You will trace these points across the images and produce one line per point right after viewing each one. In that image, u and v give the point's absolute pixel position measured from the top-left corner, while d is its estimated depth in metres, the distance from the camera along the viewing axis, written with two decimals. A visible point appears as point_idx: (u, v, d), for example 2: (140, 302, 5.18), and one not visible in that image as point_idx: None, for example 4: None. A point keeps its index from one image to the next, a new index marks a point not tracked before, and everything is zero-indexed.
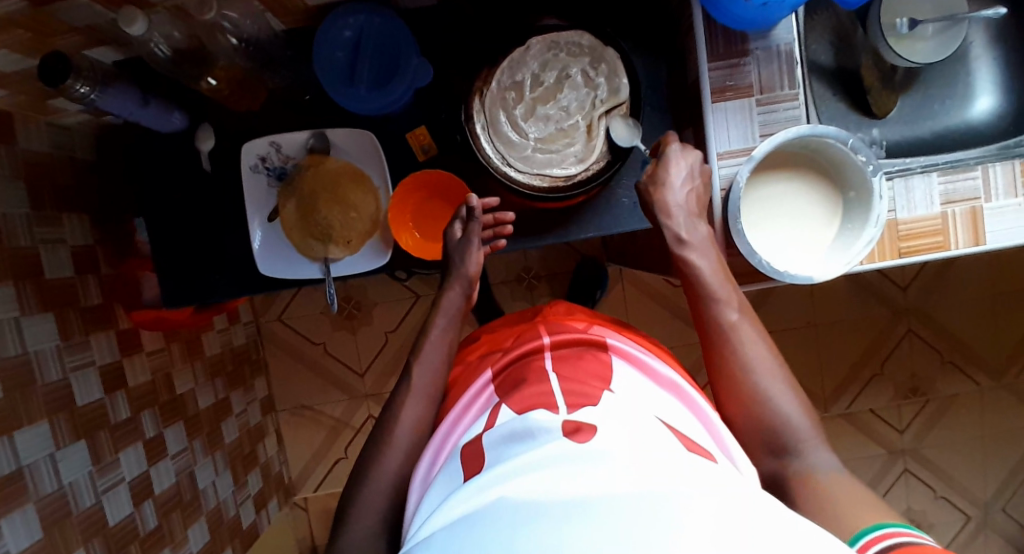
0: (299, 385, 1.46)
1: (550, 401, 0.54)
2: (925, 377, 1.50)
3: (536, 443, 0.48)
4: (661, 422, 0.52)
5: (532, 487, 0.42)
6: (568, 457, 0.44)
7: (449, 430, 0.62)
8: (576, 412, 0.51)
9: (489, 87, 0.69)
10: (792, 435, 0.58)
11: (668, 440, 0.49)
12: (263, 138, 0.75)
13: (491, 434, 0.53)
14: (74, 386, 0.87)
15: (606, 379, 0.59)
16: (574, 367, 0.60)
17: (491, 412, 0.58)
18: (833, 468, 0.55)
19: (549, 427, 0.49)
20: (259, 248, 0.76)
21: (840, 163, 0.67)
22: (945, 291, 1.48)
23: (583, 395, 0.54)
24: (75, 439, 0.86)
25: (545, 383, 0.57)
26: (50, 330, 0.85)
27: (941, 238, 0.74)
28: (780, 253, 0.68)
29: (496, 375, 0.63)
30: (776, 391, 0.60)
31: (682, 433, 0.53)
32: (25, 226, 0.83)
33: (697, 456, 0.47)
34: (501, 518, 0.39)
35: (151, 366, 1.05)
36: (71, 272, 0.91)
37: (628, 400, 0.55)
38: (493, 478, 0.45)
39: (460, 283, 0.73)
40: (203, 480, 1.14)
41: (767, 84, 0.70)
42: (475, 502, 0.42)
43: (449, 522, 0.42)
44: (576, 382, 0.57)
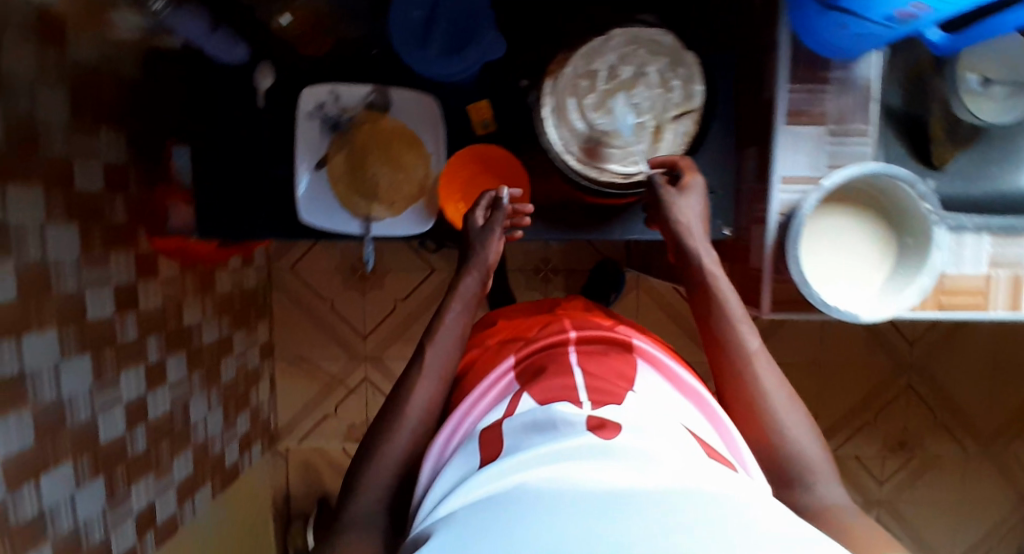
0: (299, 336, 1.46)
1: (573, 394, 0.53)
2: (915, 433, 1.51)
3: (558, 434, 0.48)
4: (687, 430, 0.52)
5: (557, 479, 0.42)
6: (593, 451, 0.44)
7: (466, 411, 0.60)
8: (600, 408, 0.51)
9: (563, 71, 0.67)
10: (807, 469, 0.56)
11: (690, 445, 0.48)
12: (324, 85, 0.74)
13: (512, 421, 0.52)
14: (87, 300, 0.86)
15: (628, 379, 0.58)
16: (599, 363, 0.60)
17: (511, 399, 0.57)
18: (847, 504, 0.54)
19: (572, 420, 0.49)
20: (303, 194, 0.75)
21: (904, 207, 0.67)
22: (951, 353, 1.49)
23: (611, 394, 0.54)
24: (81, 352, 0.84)
25: (571, 377, 0.57)
26: (73, 240, 0.84)
27: (981, 299, 0.74)
28: (830, 287, 0.67)
29: (520, 361, 0.63)
30: (792, 419, 0.58)
31: (706, 442, 0.52)
32: (61, 132, 0.82)
33: (718, 465, 0.47)
34: (525, 506, 0.39)
35: (163, 293, 1.04)
36: (101, 186, 0.90)
37: (652, 402, 0.55)
38: (515, 465, 0.45)
39: (476, 271, 0.71)
40: (195, 414, 1.13)
41: (841, 116, 0.69)
42: (497, 487, 0.43)
43: (470, 503, 0.42)
44: (602, 379, 0.56)
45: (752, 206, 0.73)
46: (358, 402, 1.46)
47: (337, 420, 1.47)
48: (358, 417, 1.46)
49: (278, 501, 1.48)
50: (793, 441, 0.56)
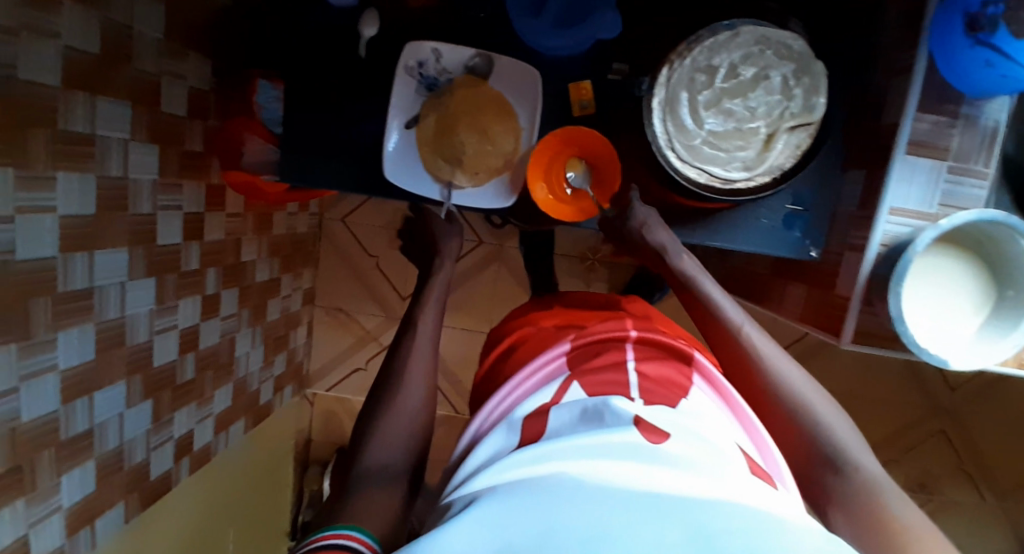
0: (340, 287, 1.47)
1: (625, 392, 0.55)
2: (939, 478, 1.48)
3: (604, 428, 0.49)
4: (740, 449, 0.51)
5: (591, 471, 0.44)
6: (638, 451, 0.46)
7: (507, 393, 0.61)
8: (650, 406, 0.53)
9: (682, 62, 0.65)
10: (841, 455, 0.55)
11: (737, 458, 0.49)
12: (427, 44, 0.72)
13: (558, 408, 0.54)
14: (158, 224, 0.87)
15: (683, 387, 0.57)
16: (655, 367, 0.59)
17: (561, 385, 0.58)
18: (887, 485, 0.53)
19: (618, 414, 0.51)
20: (392, 151, 0.73)
21: (1006, 258, 0.64)
22: (991, 405, 1.45)
23: (662, 397, 0.55)
24: (146, 275, 0.85)
25: (624, 374, 0.57)
26: (152, 163, 0.84)
27: None
28: (919, 327, 0.64)
29: (574, 348, 0.63)
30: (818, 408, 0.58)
31: (754, 460, 0.52)
32: (153, 52, 0.81)
33: (761, 482, 0.47)
34: (560, 490, 0.42)
35: (226, 228, 1.05)
36: (183, 112, 0.89)
37: (706, 413, 0.54)
38: (558, 449, 0.48)
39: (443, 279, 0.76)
40: (239, 349, 1.15)
41: (963, 153, 0.65)
42: (537, 470, 0.46)
43: (512, 480, 0.45)
44: (658, 384, 0.57)
45: (848, 232, 0.70)
46: None
47: (365, 374, 1.49)
48: None
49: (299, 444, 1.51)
50: (827, 433, 0.57)
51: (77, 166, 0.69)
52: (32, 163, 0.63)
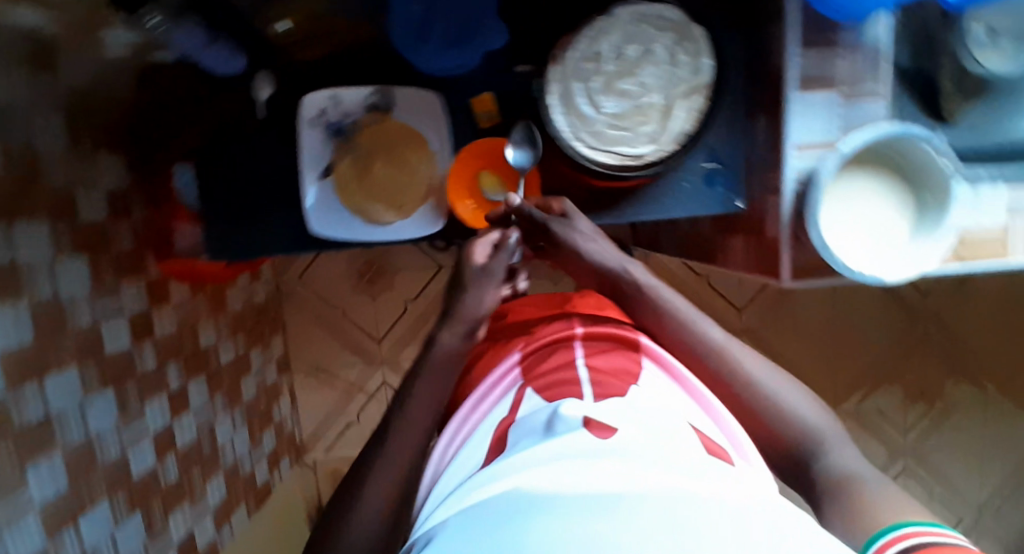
0: (313, 346, 1.45)
1: (574, 390, 0.58)
2: (935, 384, 1.52)
3: (553, 433, 0.51)
4: (691, 426, 0.56)
5: (556, 480, 0.44)
6: (584, 450, 0.47)
7: (471, 412, 0.65)
8: (602, 401, 0.56)
9: (567, 55, 0.66)
10: (810, 437, 0.66)
11: (687, 437, 0.52)
12: (323, 90, 0.72)
13: (518, 422, 0.57)
14: (104, 333, 0.86)
15: (633, 374, 0.62)
16: (605, 360, 0.64)
17: (517, 390, 0.63)
18: (852, 459, 0.63)
19: (565, 418, 0.52)
20: (311, 205, 0.73)
21: (923, 166, 0.66)
22: (963, 301, 1.49)
23: (612, 388, 0.58)
24: (103, 386, 0.84)
25: (574, 372, 0.61)
26: (83, 274, 0.82)
27: (1002, 249, 0.73)
28: (857, 248, 0.66)
29: (527, 354, 0.68)
30: (786, 393, 0.69)
31: (708, 437, 0.56)
32: (60, 162, 0.79)
33: (717, 460, 0.50)
34: (521, 505, 0.42)
35: (178, 318, 1.04)
36: (103, 215, 0.87)
37: (655, 394, 0.59)
38: (509, 466, 0.49)
39: (460, 323, 0.71)
40: (222, 436, 1.13)
41: (852, 79, 0.68)
42: (489, 492, 0.46)
43: (465, 508, 0.45)
44: (607, 375, 0.61)
45: (768, 175, 0.73)
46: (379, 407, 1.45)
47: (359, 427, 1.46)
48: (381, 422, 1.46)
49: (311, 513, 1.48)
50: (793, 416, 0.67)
51: (5, 298, 0.68)
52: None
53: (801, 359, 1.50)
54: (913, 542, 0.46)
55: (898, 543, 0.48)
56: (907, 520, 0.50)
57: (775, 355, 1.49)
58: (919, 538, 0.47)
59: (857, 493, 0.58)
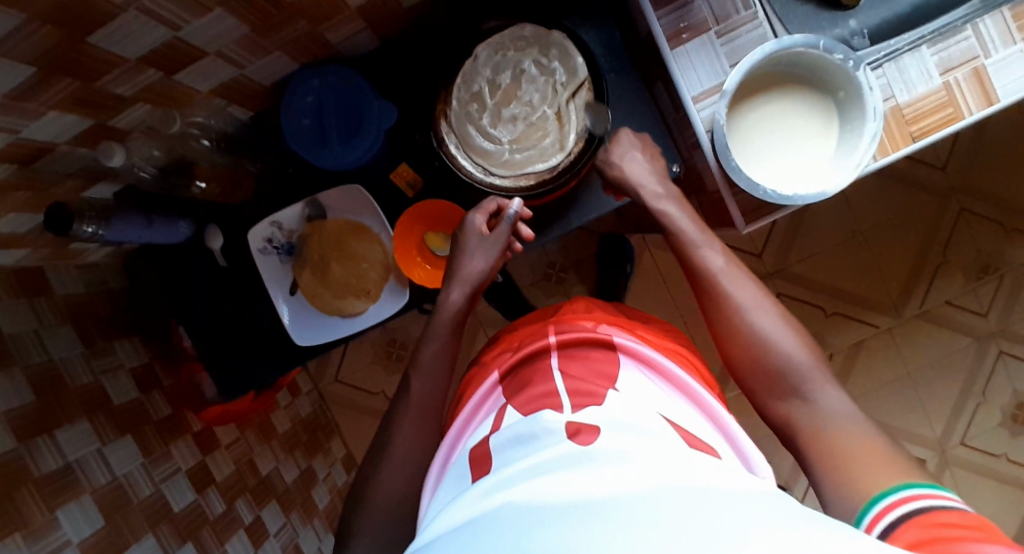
0: (370, 437, 1.49)
1: (554, 401, 0.49)
2: (994, 251, 1.28)
3: (539, 447, 0.43)
4: (665, 419, 0.47)
5: (543, 489, 0.36)
6: (573, 459, 0.39)
7: (458, 433, 0.57)
8: (581, 410, 0.47)
9: (451, 107, 0.72)
10: (797, 377, 0.56)
11: (671, 437, 0.43)
12: (264, 221, 0.77)
13: (499, 435, 0.49)
14: (168, 494, 0.89)
15: (610, 376, 0.53)
16: (583, 365, 0.55)
17: (496, 414, 0.54)
18: (843, 411, 0.53)
19: (552, 428, 0.44)
20: (289, 321, 0.79)
21: (821, 66, 0.66)
22: None
23: (591, 394, 0.50)
24: (182, 542, 0.87)
25: (551, 383, 0.52)
26: (132, 450, 0.87)
27: (953, 109, 0.70)
28: (787, 178, 0.68)
29: (503, 377, 0.59)
30: (770, 324, 0.58)
31: (684, 428, 0.48)
32: (82, 363, 0.86)
33: (703, 454, 0.41)
34: (501, 522, 0.34)
35: (232, 457, 1.08)
36: (136, 391, 0.94)
37: (638, 396, 0.50)
38: (499, 482, 0.40)
39: (462, 285, 0.68)
40: (309, 548, 1.16)
41: (721, 14, 0.68)
42: (477, 509, 0.38)
43: (454, 525, 0.38)
44: (582, 380, 0.52)
45: (686, 132, 0.73)
46: None
47: None
48: None
49: None
50: (784, 359, 0.56)
51: (68, 497, 0.73)
52: (30, 519, 0.68)
53: (841, 281, 1.30)
54: (910, 509, 0.42)
55: (889, 515, 0.44)
56: (910, 482, 0.45)
57: (813, 284, 1.30)
58: (917, 504, 0.43)
59: (829, 433, 0.52)
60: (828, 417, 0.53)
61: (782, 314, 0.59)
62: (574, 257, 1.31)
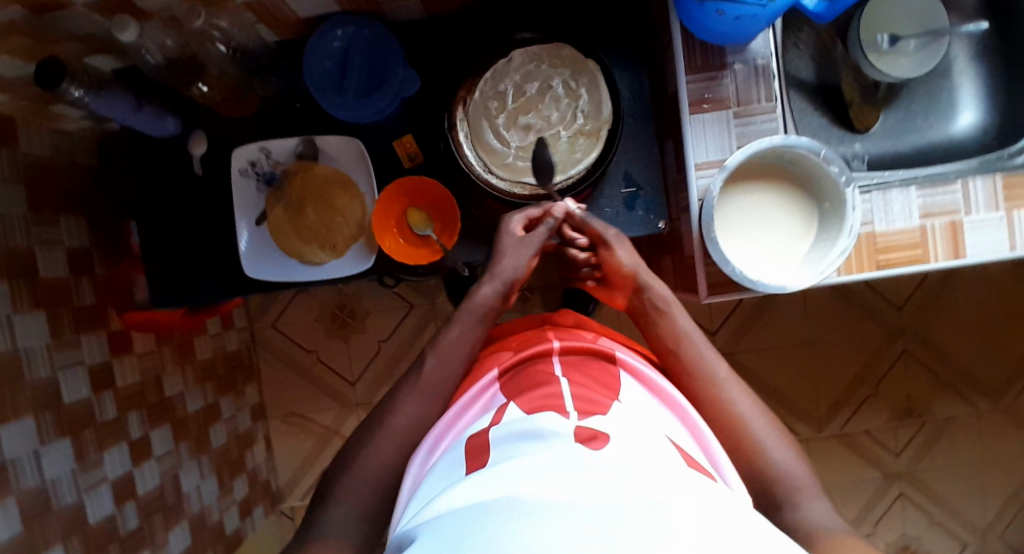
0: (290, 392, 1.45)
1: (558, 403, 0.50)
2: (922, 399, 1.35)
3: (544, 444, 0.44)
4: (670, 441, 0.48)
5: (547, 487, 0.38)
6: (577, 462, 0.41)
7: (461, 412, 0.59)
8: (588, 419, 0.48)
9: (472, 97, 0.73)
10: (790, 490, 0.56)
11: (672, 455, 0.45)
12: (253, 144, 0.76)
13: (499, 428, 0.49)
14: (61, 385, 0.85)
15: (613, 388, 0.55)
16: (585, 374, 0.57)
17: (498, 409, 0.54)
18: (829, 522, 0.52)
19: (560, 430, 0.46)
20: (245, 249, 0.77)
21: (815, 172, 0.69)
22: (946, 310, 1.34)
23: (595, 403, 0.51)
24: (59, 436, 0.82)
25: (556, 387, 0.54)
26: (40, 327, 0.83)
27: (921, 251, 0.74)
28: (771, 260, 0.71)
29: (504, 371, 0.60)
30: (787, 457, 0.58)
31: (685, 451, 0.49)
32: (21, 225, 0.82)
33: (699, 474, 0.43)
34: (503, 512, 0.36)
35: (140, 368, 1.04)
36: (66, 272, 0.90)
37: (639, 412, 0.52)
38: (496, 475, 0.41)
39: (495, 281, 0.70)
40: (188, 484, 1.12)
41: (744, 97, 0.71)
42: (482, 496, 0.39)
43: (455, 508, 0.39)
44: (586, 388, 0.54)
45: (680, 194, 0.76)
46: None
47: None
48: None
49: None
50: (786, 479, 0.56)
51: None
52: None
53: (778, 382, 1.35)
54: None
55: None
56: None
57: (752, 376, 1.35)
58: None
59: (824, 532, 0.51)
60: (820, 524, 0.52)
61: (796, 451, 0.59)
62: (543, 280, 1.32)
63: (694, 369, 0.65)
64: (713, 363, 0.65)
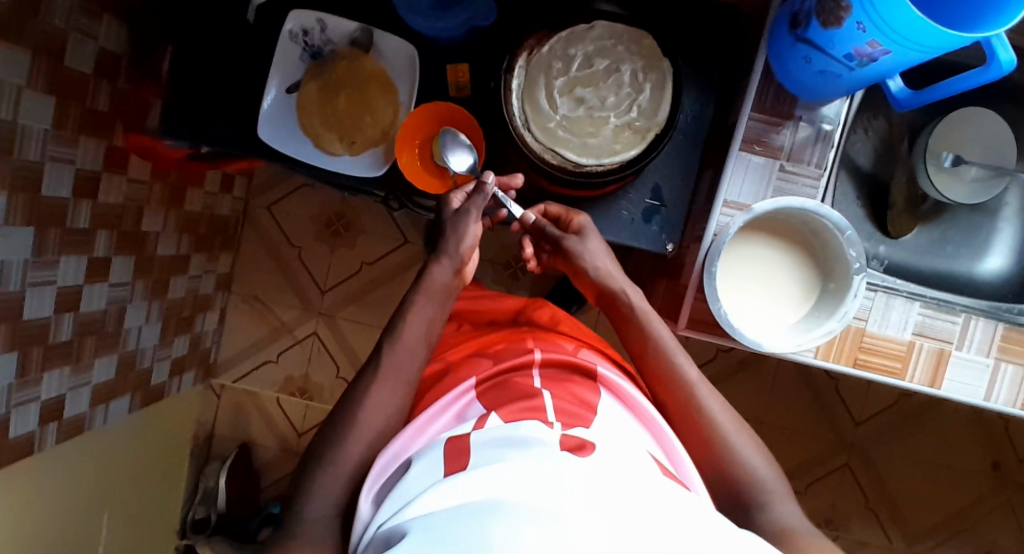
0: (260, 277, 1.44)
1: (540, 413, 0.51)
2: (846, 514, 1.35)
3: (530, 449, 0.45)
4: (652, 458, 0.50)
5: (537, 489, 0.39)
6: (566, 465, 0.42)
7: (435, 414, 0.58)
8: (570, 428, 0.49)
9: (541, 49, 0.71)
10: (761, 491, 0.57)
11: (650, 467, 0.47)
12: (313, 13, 0.75)
13: (479, 434, 0.50)
14: (45, 174, 0.82)
15: (591, 404, 0.56)
16: (564, 389, 0.58)
17: (478, 418, 0.54)
18: (798, 524, 0.53)
19: (544, 437, 0.47)
20: (266, 109, 0.75)
21: (831, 248, 0.68)
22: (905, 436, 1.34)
23: (577, 416, 0.52)
24: (25, 223, 0.80)
25: (539, 397, 0.55)
26: (47, 112, 0.79)
27: (900, 364, 0.73)
28: (761, 315, 0.70)
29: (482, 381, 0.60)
30: (758, 462, 0.59)
31: (665, 469, 0.52)
32: (66, 7, 0.79)
33: (672, 482, 0.45)
34: (494, 511, 0.36)
35: (126, 193, 1.02)
36: (91, 70, 0.86)
37: (615, 428, 0.53)
38: (483, 474, 0.42)
39: (448, 259, 0.71)
40: (132, 322, 1.11)
41: (797, 155, 0.70)
42: (471, 497, 0.39)
43: (444, 507, 0.39)
44: (565, 401, 0.55)
45: (698, 224, 0.75)
46: (302, 355, 1.44)
47: (276, 368, 1.44)
48: (298, 370, 1.44)
49: (200, 435, 1.44)
50: (755, 481, 0.57)
51: None
52: None
53: None
54: None
55: None
56: None
57: None
58: None
59: (791, 534, 0.52)
60: (788, 524, 0.53)
61: (767, 457, 0.60)
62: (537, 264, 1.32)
63: (669, 373, 0.66)
64: (686, 368, 0.66)
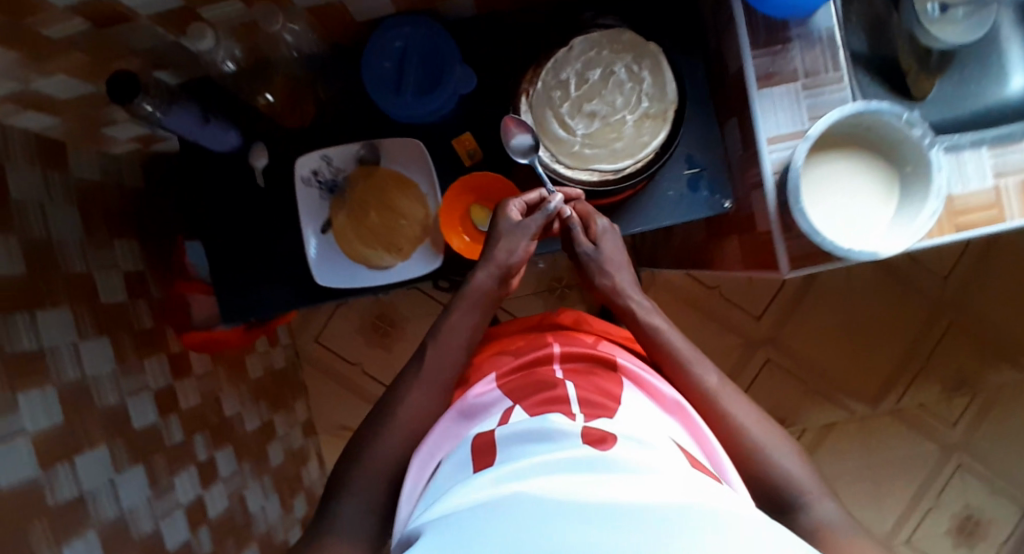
0: (336, 408, 1.45)
1: (566, 407, 0.51)
2: (975, 368, 1.33)
3: (556, 446, 0.45)
4: (676, 443, 0.50)
5: (558, 489, 0.39)
6: (590, 461, 0.41)
7: (464, 419, 0.57)
8: (593, 420, 0.49)
9: (535, 87, 0.72)
10: (798, 489, 0.55)
11: (676, 457, 0.46)
12: (314, 152, 0.76)
13: (504, 429, 0.50)
14: (131, 410, 0.83)
15: (613, 394, 0.55)
16: (591, 380, 0.56)
17: (504, 411, 0.54)
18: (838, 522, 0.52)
19: (568, 431, 0.46)
20: (314, 256, 0.77)
21: (894, 136, 0.68)
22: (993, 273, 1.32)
23: (604, 407, 0.51)
24: (134, 463, 0.80)
25: (562, 388, 0.54)
26: (108, 353, 0.81)
27: (996, 211, 0.73)
28: (854, 227, 0.70)
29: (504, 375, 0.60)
30: (787, 461, 0.57)
31: (691, 454, 0.51)
32: (79, 250, 0.80)
33: (702, 475, 0.44)
34: (513, 513, 0.37)
35: (200, 390, 1.03)
36: (124, 296, 0.88)
37: (645, 418, 0.52)
38: (510, 472, 0.42)
39: (489, 267, 0.68)
40: (253, 504, 1.11)
41: (811, 68, 0.70)
42: (495, 493, 0.40)
43: (472, 504, 0.40)
44: (593, 391, 0.54)
45: (748, 172, 0.75)
46: None
47: None
48: None
49: None
50: (788, 478, 0.56)
51: (34, 383, 0.66)
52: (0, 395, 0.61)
53: (829, 364, 1.33)
54: None
55: None
56: None
57: (802, 361, 1.33)
58: None
59: (835, 534, 0.51)
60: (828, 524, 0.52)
61: (796, 453, 0.58)
62: None
63: (683, 379, 0.64)
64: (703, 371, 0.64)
